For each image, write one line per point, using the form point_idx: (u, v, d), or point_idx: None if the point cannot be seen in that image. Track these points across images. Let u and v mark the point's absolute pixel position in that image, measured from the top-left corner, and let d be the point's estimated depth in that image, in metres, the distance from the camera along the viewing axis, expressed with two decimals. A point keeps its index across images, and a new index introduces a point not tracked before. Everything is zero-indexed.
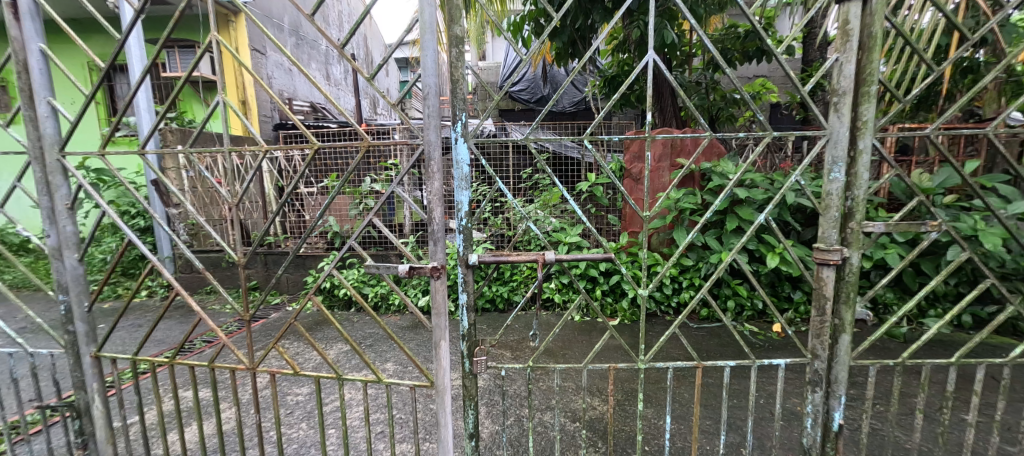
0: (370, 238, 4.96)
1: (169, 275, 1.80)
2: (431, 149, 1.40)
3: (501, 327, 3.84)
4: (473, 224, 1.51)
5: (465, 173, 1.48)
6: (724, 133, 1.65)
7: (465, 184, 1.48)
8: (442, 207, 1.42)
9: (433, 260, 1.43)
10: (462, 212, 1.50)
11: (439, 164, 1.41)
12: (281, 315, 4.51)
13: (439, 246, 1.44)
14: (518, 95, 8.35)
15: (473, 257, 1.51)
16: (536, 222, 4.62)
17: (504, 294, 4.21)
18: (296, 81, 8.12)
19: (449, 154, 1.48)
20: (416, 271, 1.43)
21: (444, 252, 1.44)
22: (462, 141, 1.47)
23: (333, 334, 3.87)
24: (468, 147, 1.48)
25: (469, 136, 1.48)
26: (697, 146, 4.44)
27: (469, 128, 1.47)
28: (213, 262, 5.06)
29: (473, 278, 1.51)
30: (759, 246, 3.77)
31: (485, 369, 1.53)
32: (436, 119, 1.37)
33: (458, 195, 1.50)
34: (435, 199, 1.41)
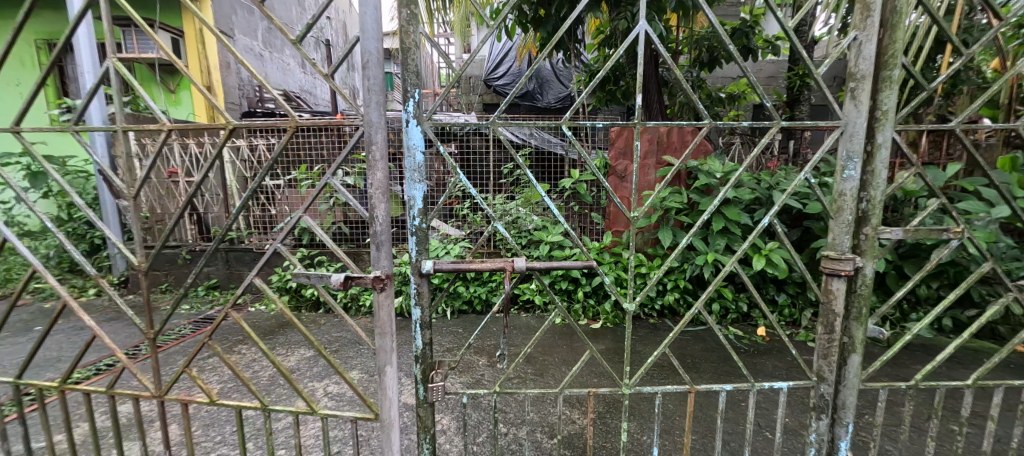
0: (340, 234, 4.64)
1: (88, 318, 1.64)
2: (375, 135, 1.24)
3: (478, 331, 3.63)
4: (428, 224, 1.35)
5: (416, 163, 1.31)
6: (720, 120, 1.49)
7: (418, 176, 1.32)
8: (386, 204, 1.24)
9: (376, 269, 1.25)
10: (415, 211, 1.34)
11: (383, 150, 1.24)
12: (242, 317, 4.22)
13: (382, 252, 1.25)
14: (502, 90, 8.15)
15: (427, 266, 1.35)
16: (516, 219, 4.41)
17: (482, 296, 4.01)
18: (268, 67, 7.69)
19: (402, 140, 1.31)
20: (356, 280, 1.24)
21: (389, 259, 1.26)
22: (416, 125, 1.30)
23: (296, 338, 3.62)
24: (422, 132, 1.32)
25: (424, 119, 1.31)
26: (685, 143, 4.29)
27: (423, 108, 1.31)
28: (169, 259, 4.83)
29: (427, 290, 1.35)
30: (745, 247, 3.65)
31: (443, 397, 1.38)
32: (377, 95, 1.21)
33: (409, 190, 1.33)
34: (380, 195, 1.23)
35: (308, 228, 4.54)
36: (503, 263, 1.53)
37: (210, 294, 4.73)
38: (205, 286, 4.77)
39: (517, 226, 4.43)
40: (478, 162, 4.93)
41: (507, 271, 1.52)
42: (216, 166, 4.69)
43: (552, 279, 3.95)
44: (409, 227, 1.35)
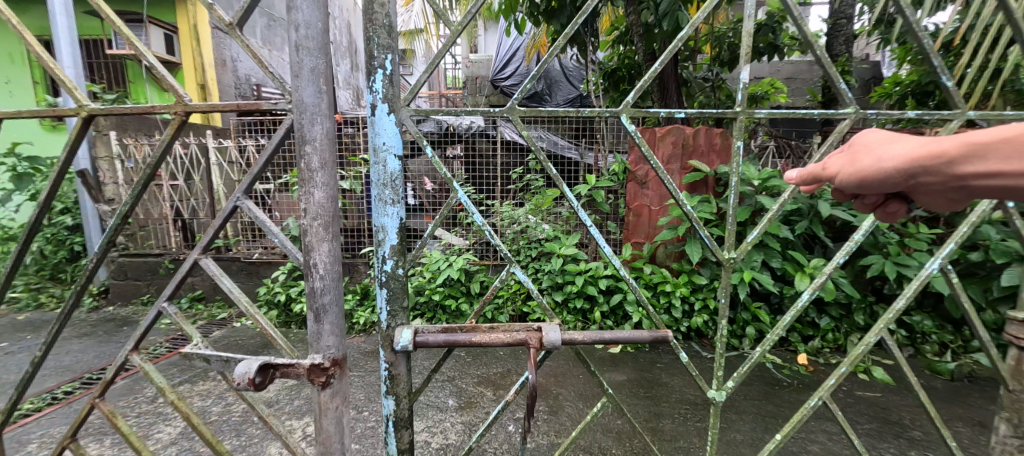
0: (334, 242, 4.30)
1: None
2: (314, 129, 0.90)
3: (482, 355, 3.24)
4: (406, 263, 1.02)
5: (389, 171, 0.97)
6: (854, 101, 1.06)
7: (394, 197, 0.97)
8: (329, 234, 0.94)
9: (314, 353, 0.95)
10: (385, 248, 1.00)
11: (321, 155, 0.91)
12: (225, 333, 3.87)
13: (321, 324, 0.95)
14: (509, 91, 7.77)
15: (405, 339, 1.00)
16: (526, 228, 4.01)
17: (488, 314, 3.68)
18: (267, 66, 7.36)
19: (377, 136, 0.95)
20: (285, 371, 0.94)
21: (331, 338, 0.96)
22: (388, 113, 0.95)
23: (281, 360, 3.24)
24: (398, 123, 0.97)
25: (402, 106, 0.96)
26: (713, 147, 3.88)
27: (398, 86, 0.97)
28: (152, 268, 4.49)
29: (408, 370, 1.03)
30: (785, 265, 3.24)
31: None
32: (308, 66, 0.87)
33: (379, 216, 1.00)
34: (316, 237, 0.93)
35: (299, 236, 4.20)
36: (525, 336, 1.02)
37: (192, 306, 4.36)
38: (188, 297, 4.41)
39: (525, 234, 4.01)
40: (484, 167, 4.54)
41: (532, 348, 1.00)
42: (202, 168, 4.32)
43: (566, 296, 3.59)
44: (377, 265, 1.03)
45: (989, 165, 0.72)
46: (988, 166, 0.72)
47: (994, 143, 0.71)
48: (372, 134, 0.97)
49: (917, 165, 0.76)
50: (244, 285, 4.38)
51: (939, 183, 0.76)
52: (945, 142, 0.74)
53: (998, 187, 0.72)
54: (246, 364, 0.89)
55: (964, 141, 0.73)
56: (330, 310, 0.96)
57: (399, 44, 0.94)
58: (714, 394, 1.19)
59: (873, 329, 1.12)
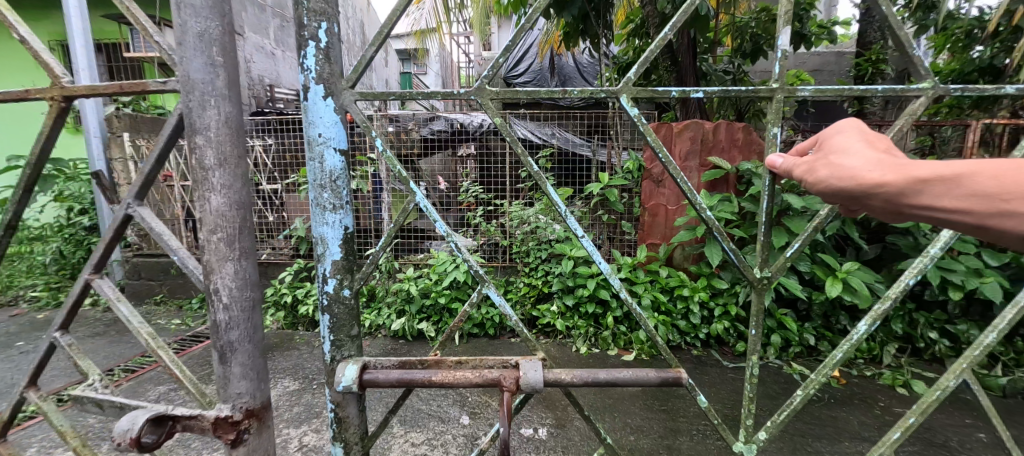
0: None
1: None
2: (207, 114, 0.81)
3: None
4: (350, 277, 0.98)
5: (328, 168, 0.92)
6: (932, 71, 0.94)
7: (333, 202, 0.92)
8: (226, 243, 0.85)
9: (222, 403, 0.90)
10: (326, 258, 0.96)
11: (216, 158, 0.82)
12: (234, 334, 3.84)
13: (227, 354, 0.88)
14: (522, 87, 7.64)
15: (347, 377, 0.93)
16: (536, 228, 3.89)
17: (496, 318, 3.59)
18: (280, 66, 7.38)
19: (318, 125, 0.90)
20: (186, 423, 0.88)
21: (238, 379, 0.89)
22: (323, 95, 0.89)
23: (285, 363, 3.18)
24: (336, 109, 0.91)
25: (341, 88, 0.90)
26: (735, 143, 3.67)
27: (336, 63, 0.91)
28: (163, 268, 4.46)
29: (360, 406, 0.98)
30: (814, 268, 3.08)
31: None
32: (195, 57, 0.79)
33: (319, 225, 0.96)
34: (218, 255, 0.85)
35: (308, 237, 4.18)
36: (498, 376, 0.91)
37: (202, 307, 4.33)
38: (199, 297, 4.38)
39: (535, 236, 3.89)
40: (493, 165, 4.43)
41: (505, 391, 0.89)
42: None
43: (577, 300, 3.50)
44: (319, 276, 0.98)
45: (928, 201, 0.67)
46: (929, 203, 0.66)
47: (937, 180, 0.66)
48: (307, 124, 0.91)
49: (870, 190, 0.67)
50: None
51: (876, 209, 0.70)
52: (891, 171, 0.68)
53: (928, 220, 0.68)
54: (132, 418, 0.81)
55: (911, 173, 0.66)
56: (240, 341, 0.89)
57: (333, 10, 0.87)
58: (740, 447, 1.05)
59: (951, 368, 0.98)
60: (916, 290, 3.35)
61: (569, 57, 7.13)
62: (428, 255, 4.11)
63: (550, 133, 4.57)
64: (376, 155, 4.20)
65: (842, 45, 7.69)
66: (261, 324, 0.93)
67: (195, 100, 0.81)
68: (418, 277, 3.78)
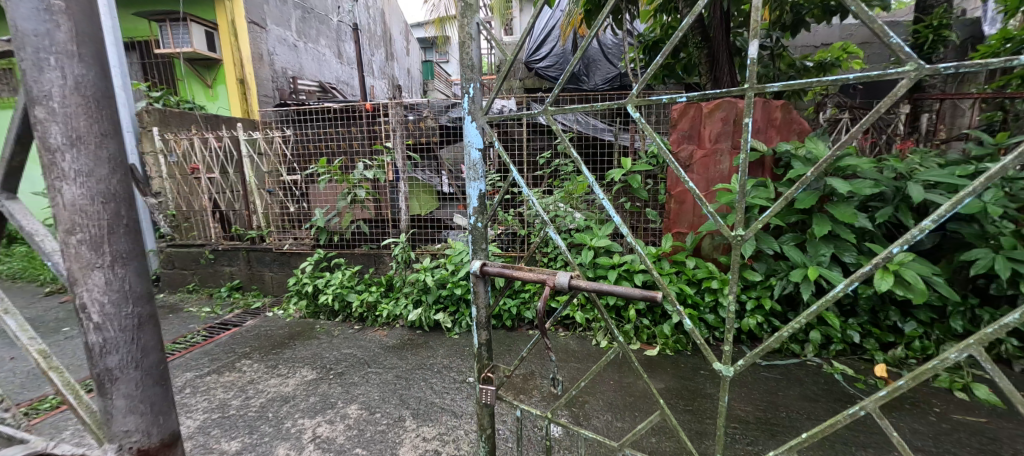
0: (359, 233, 4.27)
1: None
2: (54, 85, 0.99)
3: (507, 355, 3.13)
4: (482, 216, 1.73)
5: (472, 160, 1.71)
6: (912, 56, 0.87)
7: (474, 174, 1.69)
8: (90, 256, 1.05)
9: (109, 442, 1.14)
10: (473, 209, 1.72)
11: (71, 191, 1.02)
12: (258, 322, 3.90)
13: (107, 372, 1.11)
14: (544, 72, 7.44)
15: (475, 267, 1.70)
16: (555, 216, 3.78)
17: (513, 309, 3.53)
18: (303, 58, 7.43)
19: (465, 137, 1.68)
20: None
21: (123, 406, 1.13)
22: (472, 122, 1.68)
23: (303, 353, 3.21)
24: (476, 127, 1.67)
25: (479, 116, 1.67)
26: (772, 122, 3.41)
27: (477, 103, 1.66)
28: (193, 258, 4.52)
29: (483, 288, 1.69)
30: (860, 259, 2.88)
31: (493, 399, 1.69)
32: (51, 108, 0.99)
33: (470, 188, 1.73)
34: (85, 264, 1.05)
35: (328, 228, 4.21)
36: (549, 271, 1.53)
37: (230, 296, 4.40)
38: (227, 286, 4.44)
39: (552, 225, 3.80)
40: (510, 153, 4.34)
41: (545, 285, 1.44)
42: (235, 161, 4.30)
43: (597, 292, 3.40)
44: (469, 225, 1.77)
45: None
46: None
47: None
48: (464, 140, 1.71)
49: None
50: (277, 276, 4.38)
51: None
52: None
53: None
54: None
55: None
56: (118, 368, 1.11)
57: (476, 76, 1.64)
58: (721, 367, 1.18)
59: (959, 342, 0.91)
60: (977, 284, 3.07)
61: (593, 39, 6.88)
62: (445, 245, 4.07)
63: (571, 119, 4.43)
64: (392, 145, 4.17)
65: (892, 15, 7.11)
66: (143, 340, 1.14)
67: (36, 61, 0.97)
68: (437, 267, 3.73)
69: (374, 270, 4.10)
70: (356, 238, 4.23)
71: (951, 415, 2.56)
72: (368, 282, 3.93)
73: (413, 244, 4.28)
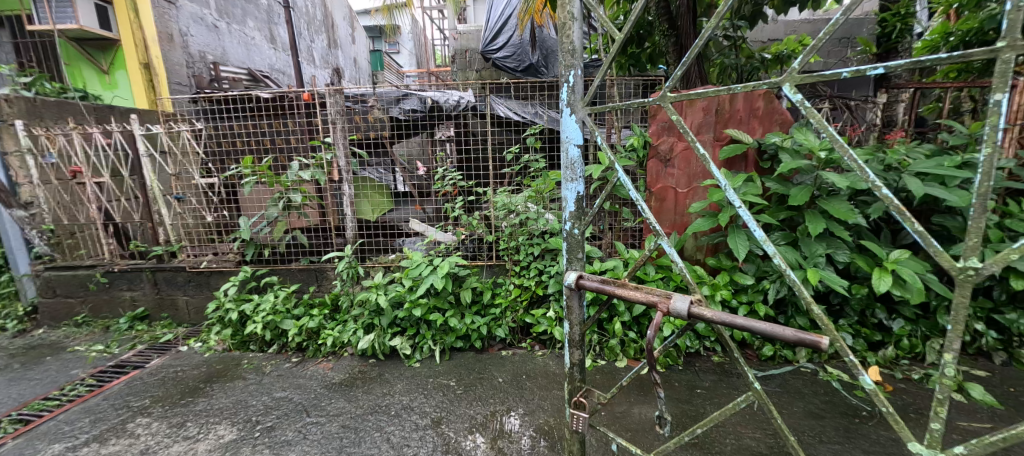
0: (296, 243, 3.60)
1: None
2: None
3: (478, 385, 2.67)
4: (579, 223, 1.45)
5: (569, 159, 1.41)
6: None
7: (572, 176, 1.42)
8: None
9: None
10: (568, 214, 1.45)
11: None
12: (166, 361, 3.17)
13: None
14: (501, 63, 6.97)
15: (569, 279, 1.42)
16: (525, 219, 3.36)
17: (483, 328, 3.08)
18: (225, 40, 6.46)
19: (562, 132, 1.42)
20: None
21: None
22: (570, 114, 1.39)
23: (220, 403, 2.58)
24: (575, 121, 1.39)
25: (579, 107, 1.38)
26: (754, 112, 3.20)
27: (577, 92, 1.37)
28: (81, 283, 3.67)
29: (578, 303, 1.42)
30: (856, 259, 2.64)
31: (585, 429, 1.43)
32: None
33: (563, 191, 1.45)
34: None
35: (257, 238, 3.52)
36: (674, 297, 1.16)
37: (132, 328, 3.59)
38: (128, 316, 3.63)
39: (524, 229, 3.35)
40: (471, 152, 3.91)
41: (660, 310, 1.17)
42: (131, 161, 3.49)
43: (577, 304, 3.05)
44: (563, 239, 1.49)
45: None
46: None
47: None
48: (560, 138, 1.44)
49: None
50: (193, 300, 3.63)
51: None
52: None
53: None
54: None
55: None
56: None
57: (576, 61, 1.34)
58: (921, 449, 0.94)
59: None
60: (959, 277, 2.97)
61: (551, 29, 6.50)
62: (400, 254, 3.52)
63: (538, 110, 4.00)
64: (333, 140, 3.53)
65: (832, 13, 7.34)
66: None
67: None
68: (392, 282, 3.17)
69: (315, 288, 3.49)
70: (292, 251, 3.60)
71: (957, 424, 2.37)
72: (308, 304, 3.32)
73: (361, 255, 3.69)
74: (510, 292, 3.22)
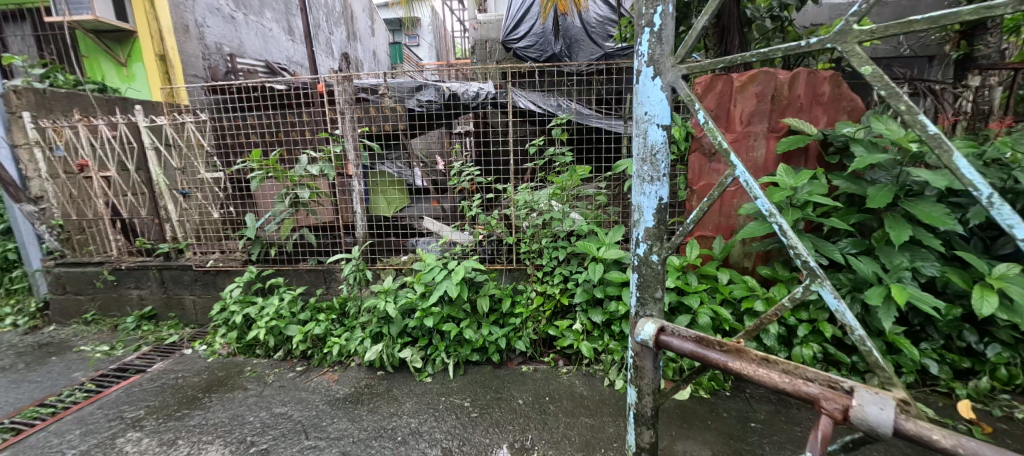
0: (304, 242, 3.38)
1: None
2: None
3: (495, 408, 2.37)
4: (658, 246, 1.27)
5: (649, 143, 1.22)
6: None
7: (651, 175, 1.23)
8: None
9: None
10: (644, 223, 1.28)
11: None
12: (168, 366, 2.99)
13: None
14: (523, 54, 6.58)
15: (647, 332, 1.26)
16: (549, 219, 3.03)
17: (501, 340, 2.78)
18: (243, 32, 6.34)
19: (641, 104, 1.22)
20: None
21: None
22: (653, 78, 1.18)
23: (216, 417, 2.37)
24: (659, 89, 1.18)
25: (667, 66, 1.16)
26: (818, 98, 2.77)
27: (663, 46, 1.16)
28: (90, 279, 3.56)
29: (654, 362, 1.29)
30: (950, 273, 2.20)
31: None
32: None
33: (637, 195, 1.28)
34: None
35: (264, 237, 3.32)
36: (818, 393, 0.95)
37: (139, 328, 3.45)
38: (136, 315, 3.51)
39: (547, 230, 3.03)
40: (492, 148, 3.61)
41: (824, 410, 0.94)
42: (136, 154, 3.33)
43: (607, 316, 2.71)
44: (633, 240, 1.33)
45: None
46: None
47: None
48: (638, 108, 1.23)
49: None
50: (200, 299, 3.46)
51: None
52: None
53: None
54: None
55: None
56: None
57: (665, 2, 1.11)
58: None
59: None
60: None
61: (575, 17, 6.11)
62: (413, 256, 3.26)
63: (561, 103, 3.68)
64: (341, 132, 3.28)
65: None
66: None
67: None
68: (403, 287, 2.91)
69: (323, 291, 3.28)
70: (301, 250, 3.39)
71: None
72: (314, 309, 3.09)
73: (373, 257, 3.44)
74: (532, 301, 2.90)
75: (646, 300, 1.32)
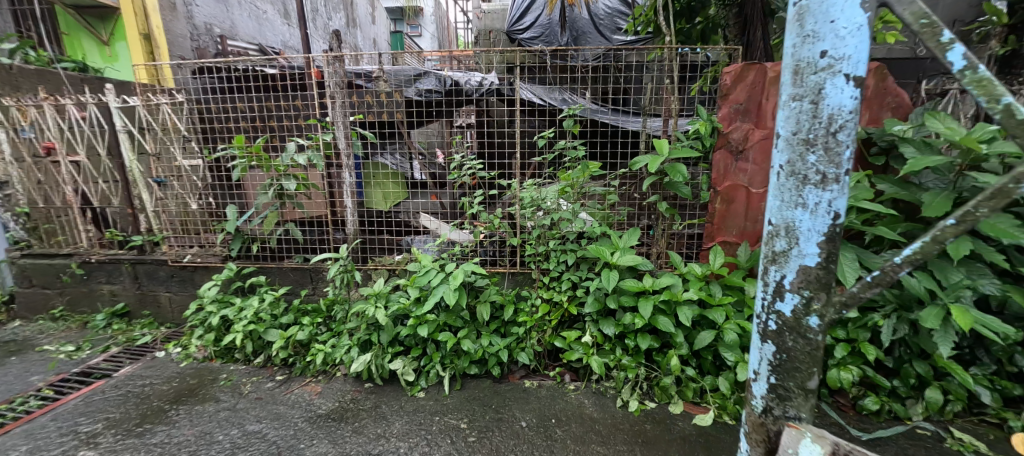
0: (289, 237, 3.09)
1: None
2: None
3: (496, 431, 2.11)
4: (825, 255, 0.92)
5: (832, 101, 0.87)
6: None
7: (832, 148, 0.88)
8: None
9: None
10: (808, 219, 0.92)
11: None
12: (136, 371, 2.72)
13: None
14: (527, 46, 6.31)
15: (808, 449, 0.93)
16: (556, 219, 2.77)
17: (503, 351, 2.52)
18: (234, 13, 6.02)
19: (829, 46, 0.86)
20: None
21: None
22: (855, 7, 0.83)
23: (181, 435, 2.10)
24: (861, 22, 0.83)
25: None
26: (860, 93, 2.50)
27: None
28: (58, 272, 3.28)
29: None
30: (1013, 293, 1.95)
31: None
32: None
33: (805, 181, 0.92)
34: None
35: (246, 231, 3.05)
36: None
37: (109, 326, 3.18)
38: (106, 311, 3.24)
39: (555, 232, 2.75)
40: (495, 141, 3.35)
41: None
42: (107, 138, 3.05)
43: (620, 329, 2.45)
44: (788, 248, 0.97)
45: None
46: None
47: None
48: (811, 44, 0.88)
49: None
50: (175, 297, 3.19)
51: None
52: None
53: None
54: None
55: None
56: None
57: None
58: None
59: None
60: None
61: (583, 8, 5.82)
62: (407, 256, 2.99)
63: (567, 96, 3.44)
64: (331, 118, 2.98)
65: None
66: None
67: None
68: (396, 291, 2.64)
69: (308, 292, 3.03)
70: (287, 246, 3.13)
71: None
72: (297, 312, 2.83)
73: (364, 255, 3.18)
74: (537, 310, 2.64)
75: (804, 329, 0.97)
